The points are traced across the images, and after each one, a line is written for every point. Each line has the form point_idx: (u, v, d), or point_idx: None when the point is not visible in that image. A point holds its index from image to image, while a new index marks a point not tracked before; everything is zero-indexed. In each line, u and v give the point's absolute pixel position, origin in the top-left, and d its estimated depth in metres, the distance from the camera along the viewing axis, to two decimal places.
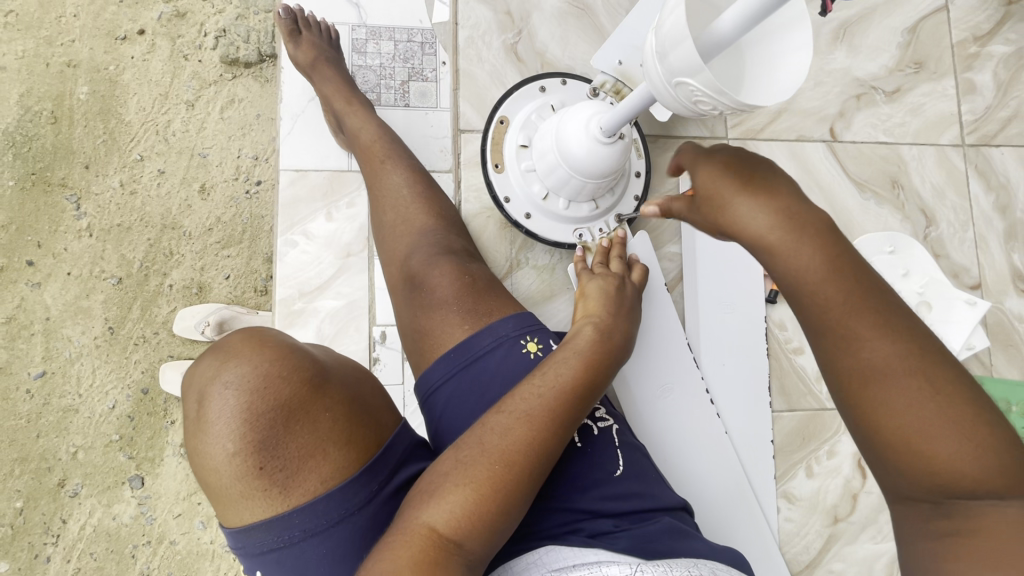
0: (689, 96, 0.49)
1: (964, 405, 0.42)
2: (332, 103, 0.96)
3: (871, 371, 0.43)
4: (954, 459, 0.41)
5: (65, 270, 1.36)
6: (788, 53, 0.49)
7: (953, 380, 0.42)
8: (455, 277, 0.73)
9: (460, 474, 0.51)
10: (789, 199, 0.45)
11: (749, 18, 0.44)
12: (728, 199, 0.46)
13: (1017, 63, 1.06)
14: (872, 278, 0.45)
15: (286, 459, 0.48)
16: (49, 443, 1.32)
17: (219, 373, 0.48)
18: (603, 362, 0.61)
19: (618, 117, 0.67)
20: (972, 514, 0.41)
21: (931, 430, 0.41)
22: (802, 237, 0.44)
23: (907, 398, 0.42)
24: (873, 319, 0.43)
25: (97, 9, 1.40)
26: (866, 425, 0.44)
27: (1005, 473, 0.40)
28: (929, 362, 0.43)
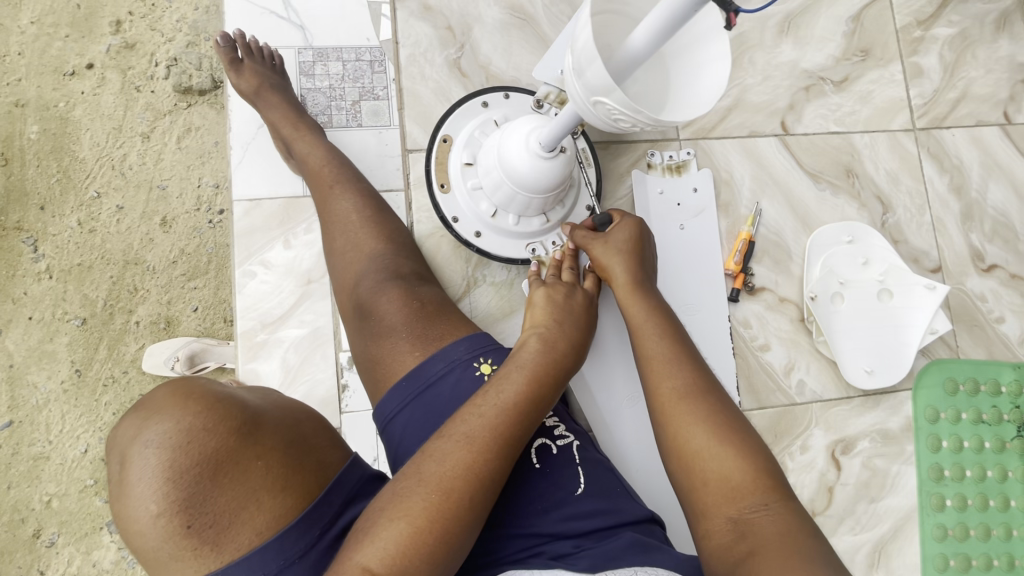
0: (607, 114, 0.48)
1: (732, 427, 0.60)
2: (279, 129, 0.94)
3: (676, 395, 0.63)
4: (722, 471, 0.57)
5: (26, 314, 1.33)
6: (705, 65, 0.50)
7: (726, 409, 0.61)
8: (403, 303, 0.72)
9: (398, 506, 0.50)
10: (645, 272, 0.74)
11: (658, 36, 0.44)
12: (608, 262, 0.74)
13: (961, 44, 1.07)
14: (682, 338, 0.68)
15: (217, 514, 0.46)
16: (20, 493, 1.29)
17: (139, 431, 0.45)
18: (547, 375, 0.61)
19: (555, 131, 0.67)
20: (740, 515, 0.55)
21: (707, 448, 0.59)
22: (636, 298, 0.71)
23: (693, 421, 0.60)
24: (675, 362, 0.65)
25: (42, 45, 1.37)
26: (670, 442, 0.61)
27: (759, 483, 0.56)
28: (711, 395, 0.62)
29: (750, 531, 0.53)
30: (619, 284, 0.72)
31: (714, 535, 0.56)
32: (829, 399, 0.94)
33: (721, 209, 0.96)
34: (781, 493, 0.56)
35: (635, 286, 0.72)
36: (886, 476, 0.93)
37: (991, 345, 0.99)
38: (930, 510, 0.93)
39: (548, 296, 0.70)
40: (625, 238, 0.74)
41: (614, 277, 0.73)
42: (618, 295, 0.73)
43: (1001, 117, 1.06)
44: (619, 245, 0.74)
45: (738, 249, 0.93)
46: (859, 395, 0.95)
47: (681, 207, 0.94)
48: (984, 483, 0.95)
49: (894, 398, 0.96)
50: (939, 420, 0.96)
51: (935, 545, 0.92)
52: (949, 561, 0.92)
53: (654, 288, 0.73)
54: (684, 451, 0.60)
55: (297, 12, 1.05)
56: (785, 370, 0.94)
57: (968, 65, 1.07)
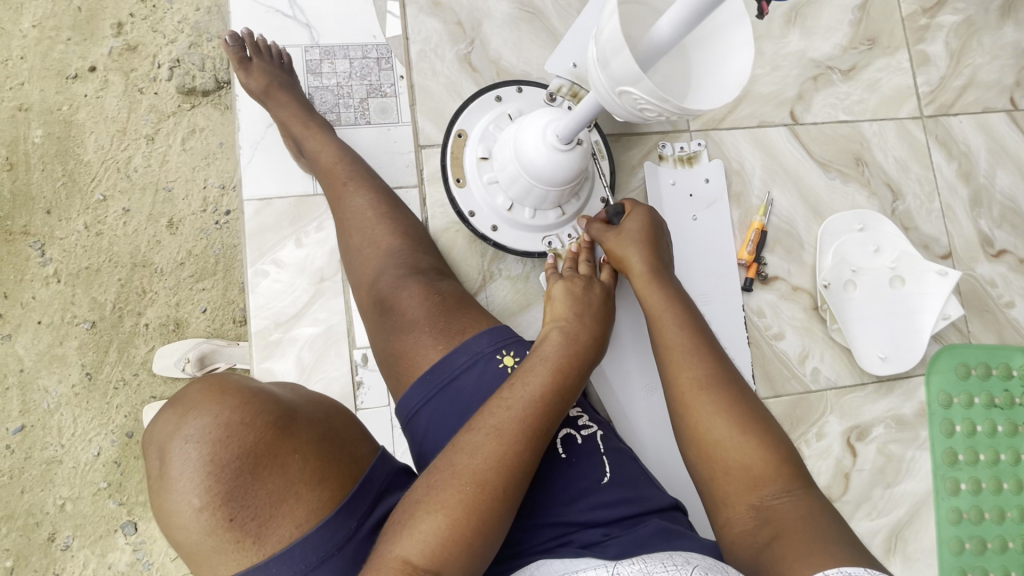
0: (633, 105, 0.49)
1: (753, 415, 0.60)
2: (290, 127, 0.94)
3: (696, 384, 0.63)
4: (743, 459, 0.58)
5: (35, 319, 1.33)
6: (729, 52, 0.50)
7: (747, 398, 0.62)
8: (424, 298, 0.72)
9: (432, 500, 0.50)
10: (661, 261, 0.74)
11: (684, 25, 0.44)
12: (624, 253, 0.74)
13: (967, 31, 1.07)
14: (701, 327, 0.68)
15: (257, 507, 0.46)
16: (34, 497, 1.29)
17: (179, 425, 0.45)
18: (571, 368, 0.61)
19: (574, 123, 0.67)
20: (764, 503, 0.55)
21: (727, 436, 0.59)
22: (654, 289, 0.71)
23: (713, 409, 0.61)
24: (694, 352, 0.65)
25: (44, 49, 1.37)
26: (691, 431, 0.62)
27: (780, 471, 0.57)
28: (730, 384, 0.63)
29: (772, 518, 0.54)
30: (636, 274, 0.73)
31: (735, 522, 0.57)
32: (843, 386, 0.94)
33: (733, 199, 0.96)
34: (802, 481, 0.57)
35: (652, 275, 0.72)
36: (901, 461, 0.94)
37: (1002, 329, 1.00)
38: (945, 493, 0.94)
39: (568, 289, 0.70)
40: (638, 229, 0.75)
41: (631, 267, 0.73)
42: (636, 285, 0.73)
43: (1007, 103, 1.07)
44: (635, 235, 0.74)
45: (751, 240, 0.94)
46: (873, 382, 0.96)
47: (694, 198, 0.94)
48: (997, 466, 0.96)
49: (907, 383, 0.97)
50: (952, 405, 0.97)
51: (950, 529, 0.93)
52: (965, 544, 0.93)
53: (670, 277, 0.73)
54: (704, 440, 0.60)
55: (303, 11, 1.05)
56: (799, 358, 0.94)
57: (974, 52, 1.07)
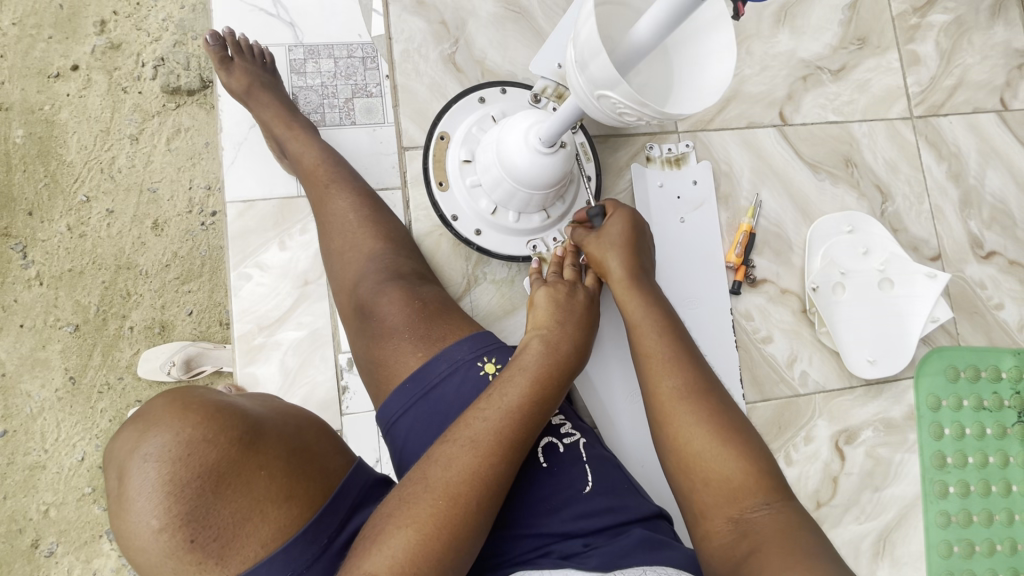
0: (612, 109, 0.47)
1: (731, 425, 0.59)
2: (272, 129, 0.93)
3: (673, 393, 0.62)
4: (722, 471, 0.57)
5: (17, 322, 1.31)
6: (711, 52, 0.49)
7: (725, 407, 0.61)
8: (405, 304, 0.71)
9: (404, 515, 0.49)
10: (642, 267, 0.73)
11: (663, 26, 0.43)
12: (605, 258, 0.73)
13: (957, 31, 1.07)
14: (680, 335, 0.67)
15: (220, 527, 0.44)
16: (17, 503, 1.27)
17: (137, 443, 0.44)
18: (550, 378, 0.60)
19: (556, 126, 0.66)
20: (741, 516, 0.55)
21: (707, 448, 0.58)
22: (634, 295, 0.70)
23: (693, 421, 0.60)
24: (673, 360, 0.64)
25: (25, 47, 1.34)
26: (668, 441, 0.61)
27: (758, 483, 0.56)
28: (709, 394, 0.62)
29: (750, 532, 0.53)
30: (616, 279, 0.72)
31: (714, 534, 0.56)
32: (832, 389, 0.94)
33: (722, 201, 0.95)
34: (781, 493, 0.56)
35: (632, 281, 0.71)
36: (890, 464, 0.93)
37: (991, 331, 1.00)
38: (934, 497, 0.93)
39: (550, 296, 0.69)
40: (620, 232, 0.73)
41: (610, 273, 0.72)
42: (616, 292, 0.72)
43: (998, 103, 1.06)
44: (617, 239, 0.73)
45: (739, 242, 0.93)
46: (862, 385, 0.95)
47: (681, 200, 0.93)
48: (986, 469, 0.96)
49: (896, 386, 0.96)
50: (941, 407, 0.96)
51: (939, 532, 0.93)
52: (953, 547, 0.93)
53: (650, 283, 0.72)
54: (683, 452, 0.59)
55: (287, 9, 1.03)
56: (787, 362, 0.94)
57: (964, 52, 1.07)
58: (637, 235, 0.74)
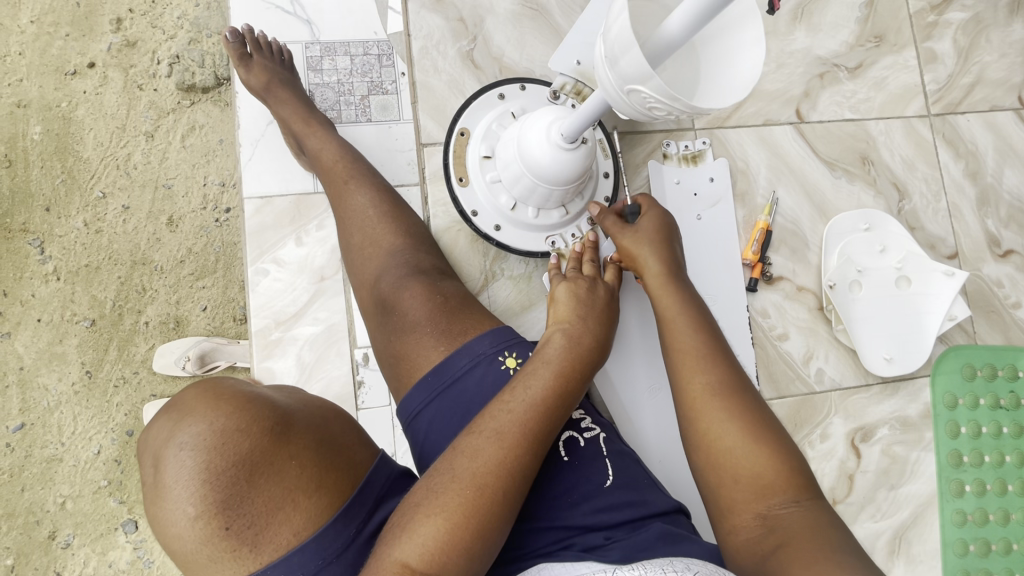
0: (642, 103, 0.48)
1: (762, 422, 0.60)
2: (290, 125, 0.94)
3: (706, 389, 0.62)
4: (753, 467, 0.57)
5: (34, 317, 1.32)
6: (740, 48, 0.49)
7: (756, 405, 0.61)
8: (426, 298, 0.71)
9: (433, 504, 0.50)
10: (676, 264, 0.73)
11: (695, 21, 0.43)
12: (639, 252, 0.73)
13: (975, 29, 1.06)
14: (714, 331, 0.68)
15: (254, 515, 0.45)
16: (34, 496, 1.29)
17: (172, 433, 0.44)
18: (575, 372, 0.61)
19: (578, 122, 0.66)
20: (770, 512, 0.55)
21: (737, 444, 0.58)
22: (667, 291, 0.70)
23: (724, 416, 0.60)
24: (706, 356, 0.65)
25: (42, 45, 1.36)
26: (699, 436, 0.61)
27: (788, 480, 0.56)
28: (741, 392, 0.62)
29: (779, 528, 0.53)
30: (652, 274, 0.72)
31: (740, 529, 0.56)
32: (848, 387, 0.94)
33: (738, 198, 0.96)
34: (810, 491, 0.56)
35: (666, 276, 0.71)
36: (906, 462, 0.93)
37: (1008, 330, 1.00)
38: (949, 495, 0.93)
39: (571, 291, 0.69)
40: (652, 229, 0.74)
41: (646, 268, 0.73)
42: (650, 286, 0.72)
43: (1016, 101, 1.06)
44: (654, 236, 0.74)
45: (755, 239, 0.93)
46: (878, 383, 0.95)
47: (698, 197, 0.93)
48: (1002, 468, 0.95)
49: (912, 384, 0.96)
50: (957, 406, 0.96)
51: (955, 531, 0.93)
52: (969, 546, 0.93)
53: (684, 279, 0.72)
54: (712, 447, 0.60)
55: (304, 7, 1.04)
56: (803, 359, 0.94)
57: (982, 50, 1.06)
58: (667, 232, 0.75)
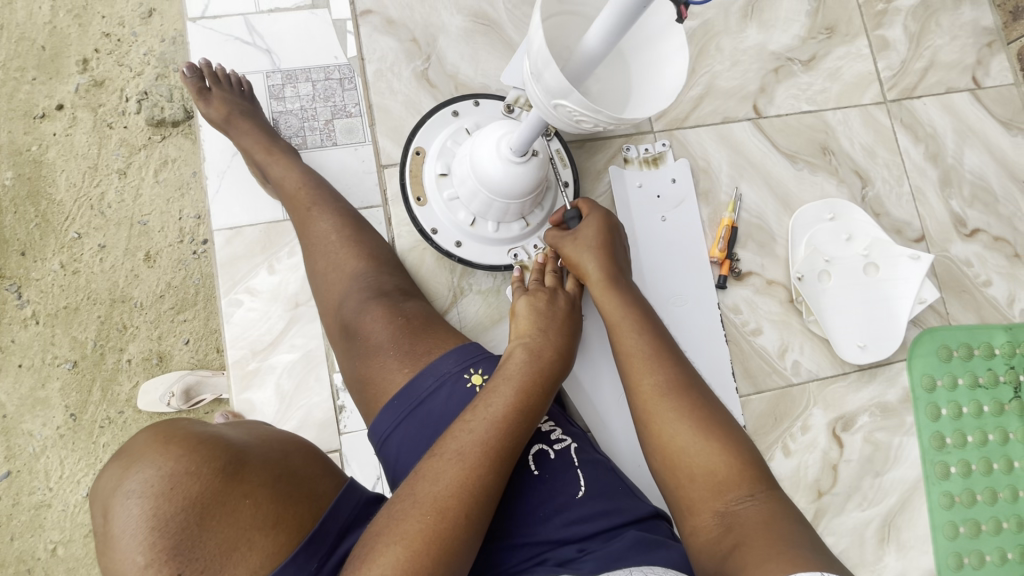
0: (568, 117, 0.48)
1: (711, 417, 0.60)
2: (253, 155, 0.94)
3: (654, 390, 0.63)
4: (707, 465, 0.57)
5: (15, 362, 1.31)
6: (662, 56, 0.50)
7: (705, 402, 0.62)
8: (388, 321, 0.71)
9: (392, 531, 0.49)
10: (619, 268, 0.74)
11: (611, 34, 0.44)
12: (581, 259, 0.73)
13: (925, 14, 1.08)
14: (660, 333, 0.68)
15: (207, 559, 0.44)
16: (24, 544, 1.27)
17: (120, 481, 0.44)
18: (536, 385, 0.61)
19: (524, 136, 0.67)
20: (726, 508, 0.55)
21: (689, 443, 0.59)
22: (613, 296, 0.71)
23: (673, 416, 0.60)
24: (653, 358, 0.65)
25: (10, 90, 1.36)
26: (653, 440, 0.61)
27: (741, 473, 0.56)
28: (688, 390, 0.62)
29: (735, 523, 0.53)
30: (594, 279, 0.72)
31: (702, 530, 0.56)
32: (825, 377, 0.94)
33: (701, 197, 0.96)
34: (765, 482, 0.56)
35: (611, 281, 0.72)
36: (889, 448, 0.93)
37: (981, 308, 1.00)
38: (935, 478, 0.93)
39: (531, 305, 0.70)
40: (594, 234, 0.74)
41: (589, 275, 0.73)
42: (596, 292, 0.72)
43: (970, 82, 1.07)
44: (596, 241, 0.74)
45: (721, 236, 0.93)
46: (855, 370, 0.95)
47: (661, 199, 0.94)
48: (986, 447, 0.96)
49: (890, 369, 0.96)
50: (936, 388, 0.97)
51: (944, 514, 0.93)
52: (959, 528, 0.93)
53: (628, 282, 0.73)
54: (666, 450, 0.60)
55: (262, 36, 1.05)
56: (779, 352, 0.94)
57: (933, 34, 1.08)
58: (610, 235, 0.75)
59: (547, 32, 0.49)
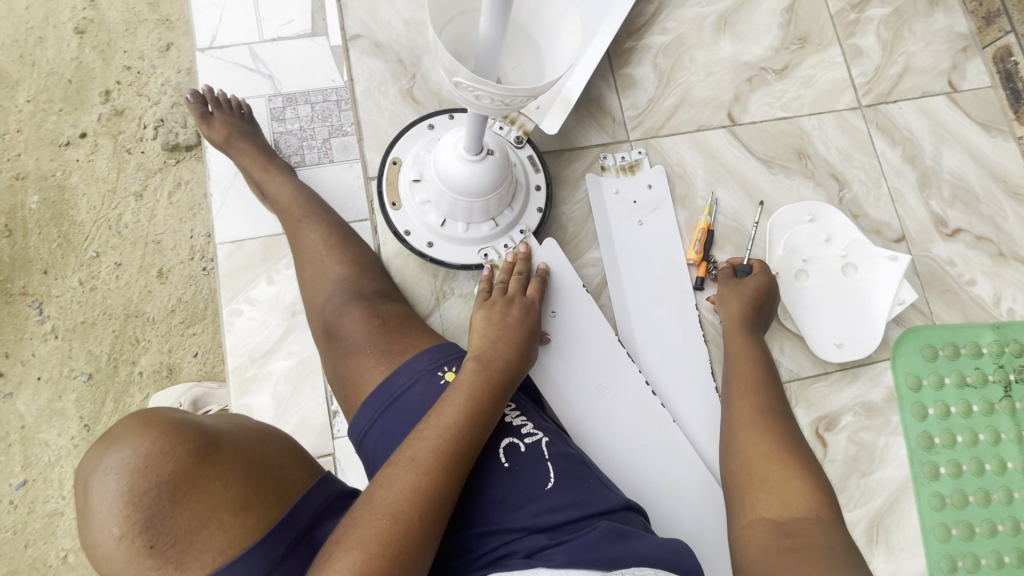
0: (468, 94, 0.53)
1: (802, 454, 0.67)
2: (252, 173, 1.00)
3: (753, 414, 0.72)
4: (784, 482, 0.64)
5: (35, 375, 1.38)
6: (560, 44, 0.56)
7: (800, 442, 0.68)
8: (366, 321, 0.75)
9: (350, 537, 0.52)
10: (756, 318, 0.84)
11: (493, 18, 0.51)
12: (727, 297, 0.86)
13: (898, 22, 1.11)
14: (774, 380, 0.76)
15: (178, 534, 0.48)
16: (37, 551, 1.32)
17: (99, 459, 0.48)
18: (486, 393, 0.65)
19: (472, 136, 0.72)
20: (791, 518, 0.60)
21: (770, 457, 0.66)
22: (739, 335, 0.82)
23: (764, 435, 0.69)
24: (757, 389, 0.74)
25: (38, 121, 1.47)
26: (738, 450, 0.69)
27: (818, 502, 0.61)
28: (786, 426, 0.70)
29: (795, 533, 0.59)
30: (730, 317, 0.84)
31: (756, 530, 0.62)
32: (806, 376, 0.94)
33: (678, 202, 0.99)
34: (835, 518, 0.60)
35: (742, 322, 0.83)
36: (875, 449, 0.93)
37: (966, 308, 1.00)
38: (924, 479, 0.93)
39: (486, 318, 0.76)
40: (754, 286, 0.86)
41: (727, 310, 0.85)
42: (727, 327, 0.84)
43: (946, 86, 1.09)
44: (747, 289, 0.86)
45: (697, 239, 0.96)
46: (837, 370, 0.95)
47: (638, 204, 0.97)
48: (977, 447, 0.94)
49: (873, 369, 0.96)
50: (922, 387, 0.96)
51: (934, 515, 0.91)
52: (951, 530, 0.91)
53: (756, 329, 0.83)
54: (750, 457, 0.68)
55: (265, 63, 1.12)
56: None
57: (907, 41, 1.10)
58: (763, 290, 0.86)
59: (447, 37, 0.56)
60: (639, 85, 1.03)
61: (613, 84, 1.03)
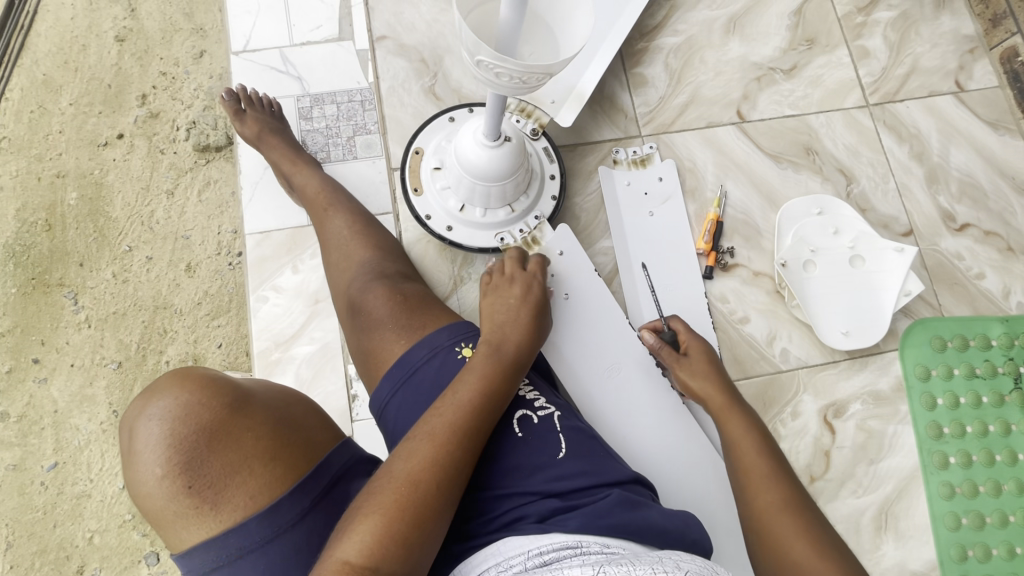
0: (489, 72, 0.58)
1: (829, 542, 0.62)
2: (281, 166, 1.06)
3: (770, 506, 0.66)
4: None
5: (68, 362, 1.45)
6: (572, 28, 0.61)
7: (823, 525, 0.64)
8: (388, 298, 0.80)
9: (371, 504, 0.56)
10: (734, 392, 0.78)
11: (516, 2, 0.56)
12: (697, 383, 0.80)
13: (904, 25, 1.14)
14: (778, 455, 0.71)
15: (212, 476, 0.54)
16: (65, 531, 1.37)
17: (145, 407, 0.55)
18: (501, 372, 0.68)
19: (491, 121, 0.77)
20: None
21: (797, 544, 0.62)
22: (731, 418, 0.75)
23: (793, 531, 0.63)
24: (768, 472, 0.68)
25: (79, 122, 1.56)
26: (765, 552, 0.64)
27: None
28: (805, 508, 0.65)
29: None
30: (715, 403, 0.77)
31: None
32: (815, 364, 0.96)
33: (688, 194, 1.02)
34: None
35: (729, 405, 0.76)
36: (883, 437, 0.94)
37: (975, 300, 1.01)
38: (933, 468, 0.93)
39: (492, 304, 0.79)
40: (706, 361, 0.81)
41: (707, 393, 0.79)
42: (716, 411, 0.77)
43: (953, 86, 1.12)
44: (711, 365, 0.81)
45: (707, 230, 0.99)
46: (845, 358, 0.97)
47: (649, 196, 1.01)
48: (987, 438, 0.95)
49: (881, 358, 0.98)
50: (931, 378, 0.98)
51: (944, 504, 0.92)
52: (961, 519, 0.92)
53: (744, 406, 0.76)
54: (783, 564, 0.62)
55: (294, 66, 1.19)
56: (767, 340, 0.97)
57: (914, 43, 1.13)
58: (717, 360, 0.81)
59: (472, 22, 0.61)
60: (651, 83, 1.07)
61: (626, 82, 1.07)
